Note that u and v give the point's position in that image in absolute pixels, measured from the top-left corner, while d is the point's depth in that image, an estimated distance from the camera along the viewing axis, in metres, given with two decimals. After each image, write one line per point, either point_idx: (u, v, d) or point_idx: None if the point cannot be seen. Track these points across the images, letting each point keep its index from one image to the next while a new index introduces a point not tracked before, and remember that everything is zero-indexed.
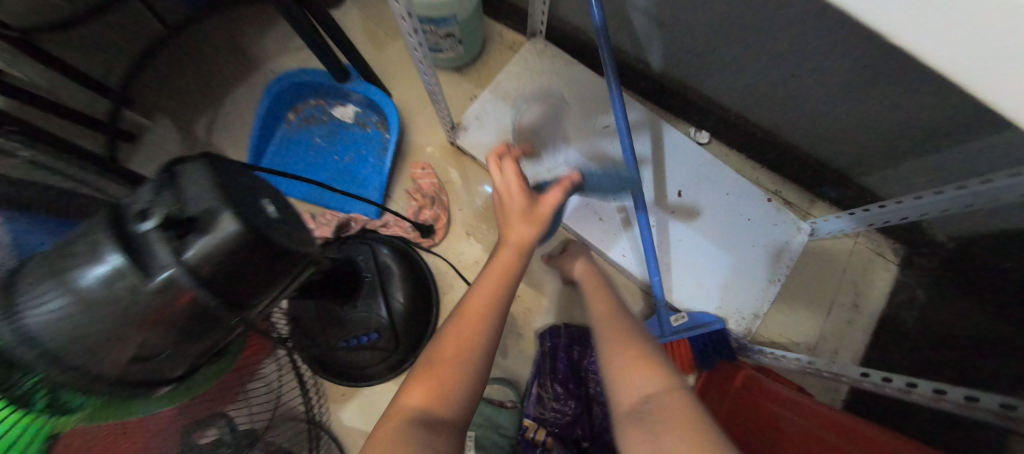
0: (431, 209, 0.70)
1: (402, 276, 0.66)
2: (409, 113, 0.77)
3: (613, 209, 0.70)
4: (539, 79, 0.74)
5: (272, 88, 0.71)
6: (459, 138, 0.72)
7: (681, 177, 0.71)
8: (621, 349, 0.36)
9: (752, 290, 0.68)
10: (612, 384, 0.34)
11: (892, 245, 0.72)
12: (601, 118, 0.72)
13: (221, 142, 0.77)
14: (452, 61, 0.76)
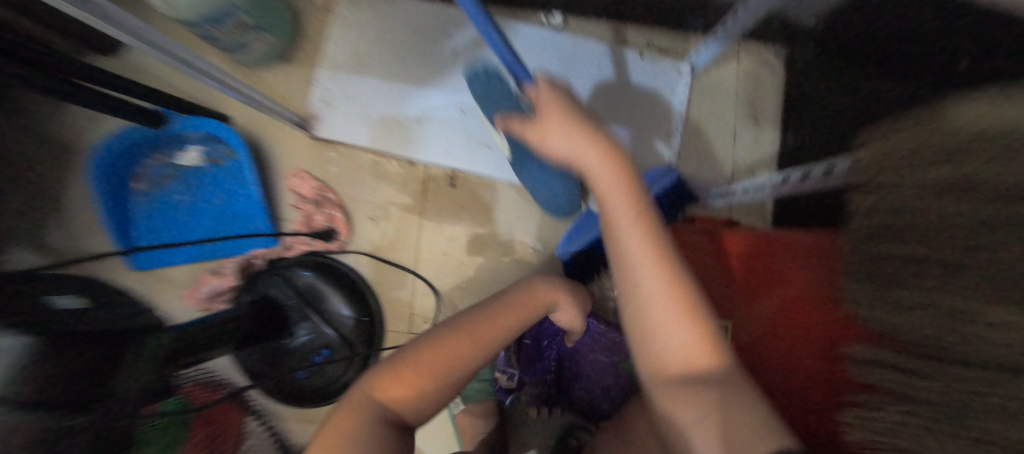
0: (320, 213, 0.67)
1: (327, 286, 0.65)
2: (259, 126, 0.70)
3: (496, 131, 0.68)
4: (371, 35, 0.68)
5: (93, 166, 0.63)
6: (316, 129, 0.68)
7: (548, 69, 0.69)
8: (683, 319, 0.30)
9: (651, 150, 0.69)
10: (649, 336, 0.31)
11: (774, 48, 0.70)
12: (446, 44, 0.67)
13: (82, 242, 0.69)
14: (269, 50, 0.67)
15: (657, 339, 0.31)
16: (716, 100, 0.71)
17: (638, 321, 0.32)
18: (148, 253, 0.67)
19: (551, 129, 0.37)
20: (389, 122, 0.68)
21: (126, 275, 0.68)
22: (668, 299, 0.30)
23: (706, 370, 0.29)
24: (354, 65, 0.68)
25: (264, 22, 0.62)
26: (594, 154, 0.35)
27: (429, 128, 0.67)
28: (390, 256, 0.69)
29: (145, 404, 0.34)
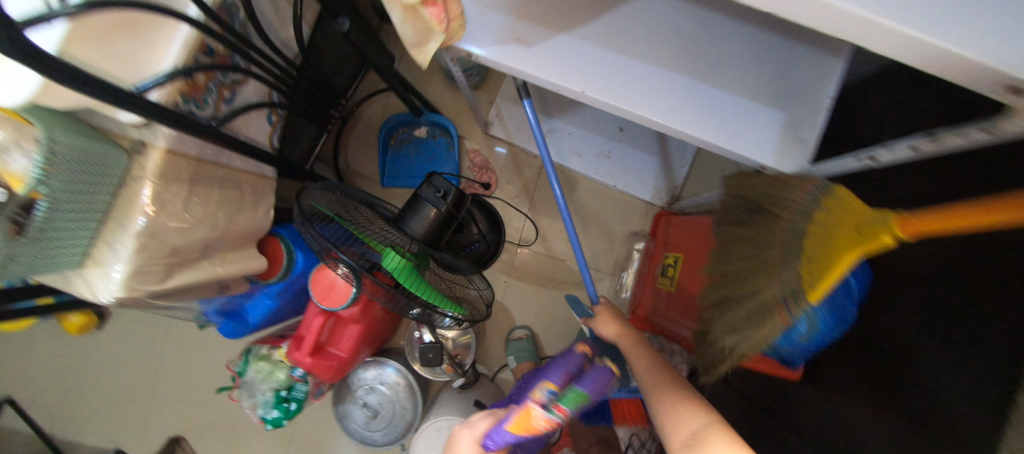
0: (487, 174, 1.24)
1: (484, 213, 1.18)
2: (457, 121, 1.26)
3: (588, 149, 1.21)
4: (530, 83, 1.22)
5: (381, 130, 1.18)
6: (490, 129, 1.23)
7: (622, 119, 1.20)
8: (676, 407, 0.67)
9: (670, 174, 1.19)
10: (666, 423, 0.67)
11: None
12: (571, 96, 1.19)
13: (350, 166, 1.24)
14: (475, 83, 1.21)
15: (673, 428, 0.65)
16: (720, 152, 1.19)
17: (659, 413, 0.69)
18: (390, 179, 1.23)
19: (604, 325, 0.93)
20: (535, 132, 1.21)
21: (375, 190, 1.25)
22: (673, 406, 0.67)
23: (688, 427, 0.63)
24: (518, 98, 1.22)
25: (481, 74, 1.16)
26: (627, 342, 0.86)
27: (552, 141, 1.22)
28: (517, 205, 1.26)
29: (446, 234, 0.93)
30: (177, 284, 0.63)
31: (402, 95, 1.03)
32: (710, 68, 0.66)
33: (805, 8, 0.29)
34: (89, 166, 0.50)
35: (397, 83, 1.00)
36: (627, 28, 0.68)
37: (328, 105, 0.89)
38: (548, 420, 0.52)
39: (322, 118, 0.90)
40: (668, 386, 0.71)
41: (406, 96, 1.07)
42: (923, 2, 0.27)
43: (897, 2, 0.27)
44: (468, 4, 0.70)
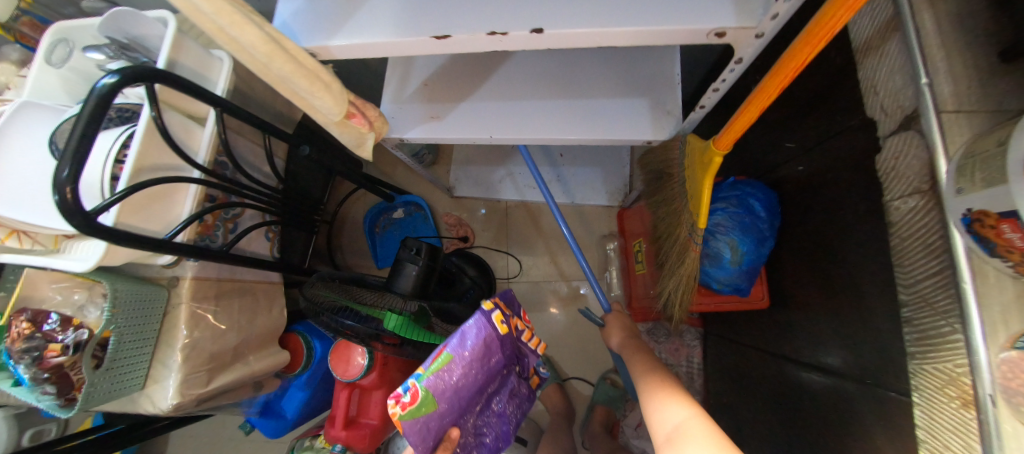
0: (463, 229, 1.38)
1: (468, 261, 1.30)
2: (425, 194, 1.45)
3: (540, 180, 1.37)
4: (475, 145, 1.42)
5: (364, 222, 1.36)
6: (454, 192, 1.41)
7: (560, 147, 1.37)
8: (665, 402, 0.70)
9: (617, 177, 1.32)
10: (654, 416, 0.70)
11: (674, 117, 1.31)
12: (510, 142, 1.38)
13: (348, 260, 1.42)
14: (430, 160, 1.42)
15: (663, 419, 0.68)
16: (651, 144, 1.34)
17: (648, 407, 0.73)
18: (383, 260, 1.38)
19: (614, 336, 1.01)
20: (491, 181, 1.39)
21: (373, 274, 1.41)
22: (663, 401, 0.70)
23: (670, 418, 0.66)
24: (469, 159, 1.42)
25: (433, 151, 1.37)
26: (632, 349, 0.92)
27: (507, 184, 1.38)
28: (496, 246, 1.39)
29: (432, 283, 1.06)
30: (218, 385, 0.77)
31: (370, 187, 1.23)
32: (580, 88, 0.88)
33: (552, 38, 0.54)
34: (143, 304, 0.68)
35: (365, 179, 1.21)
36: (510, 82, 0.90)
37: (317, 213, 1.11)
38: (400, 404, 0.64)
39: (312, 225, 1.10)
40: (666, 388, 0.73)
41: (375, 187, 1.28)
42: (592, 13, 0.51)
43: (583, 18, 0.51)
44: (390, 105, 0.93)
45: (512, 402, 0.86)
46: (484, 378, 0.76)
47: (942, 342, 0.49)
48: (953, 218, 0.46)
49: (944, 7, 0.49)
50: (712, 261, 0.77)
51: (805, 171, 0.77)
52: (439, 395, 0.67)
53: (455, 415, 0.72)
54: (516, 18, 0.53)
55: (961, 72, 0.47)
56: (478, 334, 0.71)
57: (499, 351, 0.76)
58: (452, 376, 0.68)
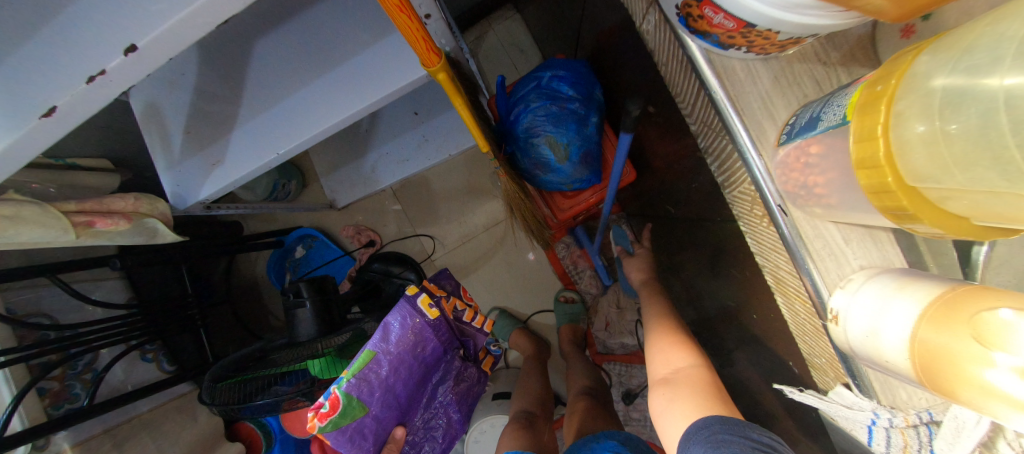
0: (364, 235, 1.29)
1: (383, 263, 1.25)
2: (315, 220, 1.34)
3: (409, 149, 1.22)
4: (328, 146, 1.27)
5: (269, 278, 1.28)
6: (338, 204, 1.29)
7: (409, 104, 1.19)
8: (673, 346, 0.67)
9: None
10: (656, 357, 0.68)
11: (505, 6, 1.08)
12: (359, 126, 1.22)
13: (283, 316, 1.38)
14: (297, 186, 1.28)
15: (660, 366, 0.66)
16: (497, 46, 1.08)
17: (653, 350, 0.70)
18: None
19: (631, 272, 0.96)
20: (364, 175, 1.26)
21: None
22: (667, 347, 0.68)
23: (673, 363, 0.64)
24: (332, 164, 1.27)
25: (291, 178, 1.24)
26: (648, 293, 0.87)
27: (380, 169, 1.25)
28: (407, 234, 1.31)
29: (337, 310, 1.04)
30: None
31: (241, 248, 1.14)
32: (335, 51, 0.74)
33: (163, 44, 0.43)
34: None
35: (234, 244, 1.12)
36: (265, 86, 0.77)
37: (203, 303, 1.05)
38: (317, 416, 0.59)
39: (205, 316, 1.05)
40: (671, 337, 0.71)
41: (252, 244, 1.18)
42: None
43: (167, 7, 0.41)
44: (166, 173, 0.81)
45: (457, 388, 0.84)
46: (421, 371, 0.73)
47: (732, 162, 0.42)
48: (675, 23, 0.37)
49: None
50: (544, 169, 0.67)
51: (600, 18, 0.63)
52: (365, 399, 0.64)
53: (395, 416, 0.71)
54: (108, 41, 0.42)
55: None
56: (401, 329, 0.67)
57: (433, 337, 0.72)
58: (380, 370, 0.65)
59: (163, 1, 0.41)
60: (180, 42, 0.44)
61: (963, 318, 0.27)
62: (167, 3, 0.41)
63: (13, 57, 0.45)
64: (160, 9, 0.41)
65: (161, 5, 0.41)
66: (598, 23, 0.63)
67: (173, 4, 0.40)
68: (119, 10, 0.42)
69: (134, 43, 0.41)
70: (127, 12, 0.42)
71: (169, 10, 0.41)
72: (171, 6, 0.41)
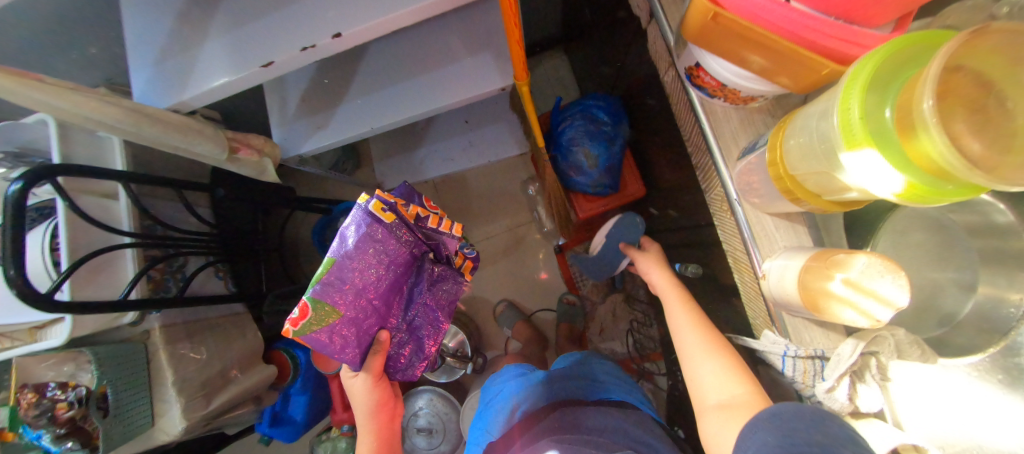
0: None
1: None
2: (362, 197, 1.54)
3: (456, 151, 1.45)
4: (388, 136, 1.50)
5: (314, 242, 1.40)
6: (386, 186, 1.50)
7: (463, 114, 1.44)
8: (718, 359, 0.59)
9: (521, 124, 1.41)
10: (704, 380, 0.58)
11: (556, 51, 1.36)
12: (418, 125, 1.46)
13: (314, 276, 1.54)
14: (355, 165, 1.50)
15: (706, 386, 0.58)
16: (545, 80, 1.35)
17: (704, 373, 0.59)
18: None
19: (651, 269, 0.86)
20: (414, 166, 1.48)
21: None
22: (718, 370, 0.57)
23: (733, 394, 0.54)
24: (388, 152, 1.50)
25: (352, 158, 1.46)
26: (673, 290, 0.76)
27: (428, 163, 1.47)
28: None
29: None
30: (217, 403, 0.91)
31: (302, 206, 1.33)
32: (429, 59, 0.97)
33: (353, 35, 0.64)
34: (127, 357, 0.80)
35: (296, 202, 1.32)
36: (372, 77, 0.99)
37: (260, 245, 1.22)
38: (292, 319, 0.66)
39: (259, 256, 1.22)
40: (707, 343, 0.62)
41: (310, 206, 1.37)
42: (369, 10, 0.62)
43: (366, 13, 0.62)
44: (277, 128, 1.02)
45: (435, 291, 0.85)
46: (391, 273, 0.75)
47: (710, 172, 0.63)
48: (683, 78, 0.59)
49: None
50: (577, 172, 0.89)
51: (633, 70, 0.87)
52: (336, 300, 0.69)
53: (377, 319, 0.76)
54: (319, 28, 0.64)
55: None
56: (360, 234, 0.69)
57: (394, 243, 0.73)
58: (340, 274, 0.69)
59: (363, 9, 0.63)
60: (362, 35, 0.65)
61: (826, 259, 0.47)
62: (368, 12, 0.62)
63: (247, 33, 0.68)
64: (360, 14, 0.63)
65: (361, 12, 0.63)
66: (632, 73, 0.87)
67: (370, 13, 0.62)
68: (330, 10, 0.64)
69: (339, 31, 0.63)
70: (336, 12, 0.64)
71: (366, 16, 0.62)
72: (369, 14, 0.62)
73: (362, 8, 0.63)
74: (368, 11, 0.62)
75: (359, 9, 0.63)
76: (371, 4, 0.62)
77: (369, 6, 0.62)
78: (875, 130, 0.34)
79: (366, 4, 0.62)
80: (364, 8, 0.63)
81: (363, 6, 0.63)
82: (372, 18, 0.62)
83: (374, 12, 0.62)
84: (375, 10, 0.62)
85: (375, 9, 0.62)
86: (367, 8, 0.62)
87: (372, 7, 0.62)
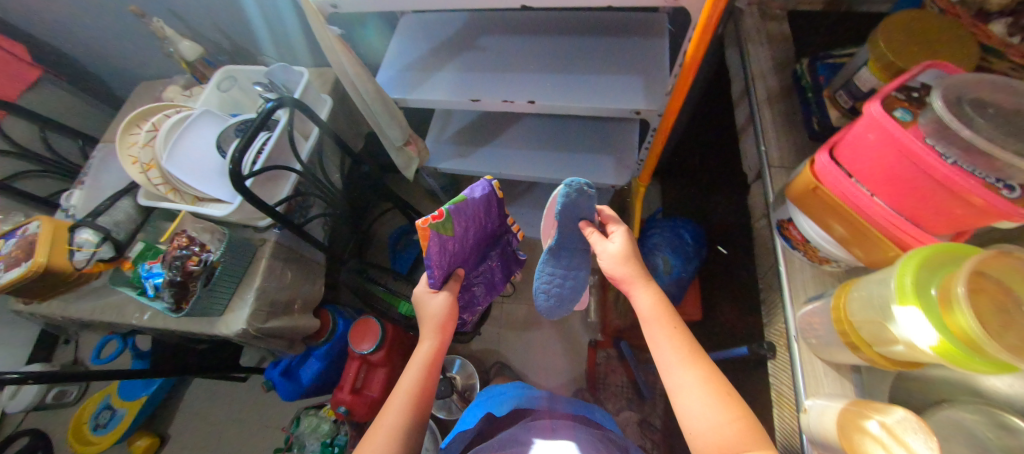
0: None
1: None
2: None
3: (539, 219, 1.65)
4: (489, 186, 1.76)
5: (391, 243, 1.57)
6: None
7: None
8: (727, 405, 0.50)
9: None
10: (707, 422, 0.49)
11: None
12: (518, 187, 1.71)
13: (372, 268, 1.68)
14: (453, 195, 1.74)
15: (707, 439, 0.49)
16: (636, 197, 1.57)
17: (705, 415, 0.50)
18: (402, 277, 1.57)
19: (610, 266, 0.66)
20: None
21: None
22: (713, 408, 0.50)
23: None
24: None
25: (454, 189, 1.70)
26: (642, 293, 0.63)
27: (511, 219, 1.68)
28: None
29: None
30: (270, 325, 1.00)
31: (402, 207, 1.55)
32: (565, 143, 1.19)
33: (543, 107, 0.82)
34: (239, 252, 0.94)
35: (399, 203, 1.54)
36: (520, 137, 1.19)
37: (354, 220, 1.41)
38: (431, 218, 0.68)
39: (350, 228, 1.40)
40: (711, 383, 0.52)
41: (406, 210, 1.59)
42: (563, 97, 0.81)
43: (561, 99, 0.81)
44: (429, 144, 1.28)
45: (492, 265, 1.02)
46: (480, 237, 0.87)
47: (776, 311, 0.74)
48: (773, 226, 0.75)
49: (778, 108, 0.81)
50: (652, 272, 1.02)
51: (722, 213, 1.04)
52: (456, 223, 0.73)
53: (460, 259, 0.84)
54: (521, 90, 0.83)
55: (784, 142, 0.77)
56: (483, 193, 0.78)
57: (490, 216, 0.85)
58: (466, 211, 0.75)
59: (554, 96, 0.81)
60: (547, 109, 0.82)
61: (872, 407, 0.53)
62: (561, 99, 0.81)
63: (476, 75, 0.87)
64: (553, 99, 0.81)
65: (555, 98, 0.81)
66: (721, 216, 1.04)
67: (563, 100, 0.80)
68: (538, 85, 0.83)
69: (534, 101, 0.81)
70: (540, 87, 0.83)
71: (560, 103, 0.80)
72: (562, 101, 0.80)
73: (554, 95, 0.81)
74: (560, 100, 0.81)
75: (552, 94, 0.81)
76: (564, 96, 0.81)
77: (564, 98, 0.81)
78: (921, 295, 0.46)
79: (563, 92, 0.81)
80: (558, 96, 0.81)
81: (557, 94, 0.81)
82: (562, 105, 0.80)
83: (563, 101, 0.80)
84: (566, 99, 0.80)
85: (565, 97, 0.81)
86: (561, 96, 0.81)
87: (565, 98, 0.81)
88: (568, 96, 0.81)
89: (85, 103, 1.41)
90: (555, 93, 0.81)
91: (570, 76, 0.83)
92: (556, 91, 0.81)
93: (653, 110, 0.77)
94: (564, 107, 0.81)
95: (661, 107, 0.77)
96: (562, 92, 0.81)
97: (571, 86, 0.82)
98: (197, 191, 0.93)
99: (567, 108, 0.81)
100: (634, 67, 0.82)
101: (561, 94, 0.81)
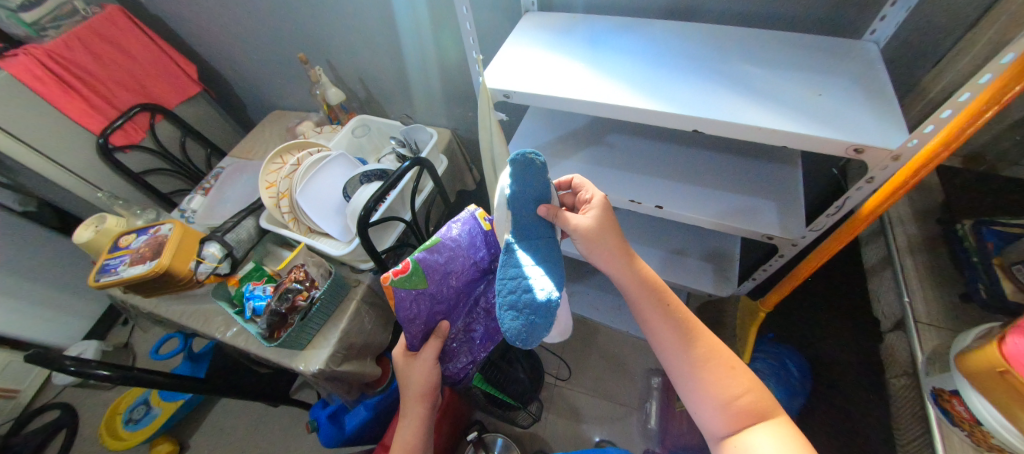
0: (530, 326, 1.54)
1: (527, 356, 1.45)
2: None
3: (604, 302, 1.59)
4: None
5: None
6: None
7: None
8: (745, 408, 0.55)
9: None
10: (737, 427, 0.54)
11: None
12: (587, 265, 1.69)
13: None
14: None
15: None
16: None
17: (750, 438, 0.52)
18: None
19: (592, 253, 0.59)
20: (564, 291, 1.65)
21: None
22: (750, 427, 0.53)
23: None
24: None
25: None
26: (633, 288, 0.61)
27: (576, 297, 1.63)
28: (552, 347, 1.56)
29: None
30: (342, 369, 0.98)
31: None
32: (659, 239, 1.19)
33: (667, 213, 0.83)
34: (337, 291, 0.96)
35: None
36: None
37: None
38: (394, 271, 0.59)
39: None
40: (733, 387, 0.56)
41: None
42: (692, 207, 0.81)
43: (690, 208, 0.81)
44: None
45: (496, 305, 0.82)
46: (468, 280, 0.71)
47: None
48: (925, 392, 0.68)
49: (922, 262, 0.77)
50: None
51: None
52: (431, 276, 0.62)
53: (445, 308, 0.70)
54: (647, 192, 0.85)
55: (933, 300, 0.73)
56: (461, 231, 0.66)
57: (481, 253, 0.70)
58: (441, 255, 0.63)
59: (681, 204, 0.82)
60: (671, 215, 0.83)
61: None
62: (689, 207, 0.81)
63: (603, 170, 0.90)
64: (680, 207, 0.82)
65: (682, 206, 0.82)
66: None
67: (690, 210, 0.81)
68: (665, 190, 0.85)
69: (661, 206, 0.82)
70: (666, 192, 0.84)
71: (687, 212, 0.81)
72: (690, 211, 0.81)
73: (681, 203, 0.82)
74: (687, 209, 0.81)
75: (679, 202, 0.82)
76: (692, 206, 0.82)
77: (691, 207, 0.81)
78: None
79: (690, 202, 0.82)
80: (685, 205, 0.82)
81: (684, 203, 0.82)
82: (690, 216, 0.81)
83: (691, 210, 0.81)
84: (693, 209, 0.81)
85: (692, 207, 0.81)
86: (688, 205, 0.82)
87: (693, 208, 0.81)
88: (696, 206, 0.82)
89: (223, 119, 1.59)
90: (682, 202, 0.82)
91: (699, 188, 0.84)
92: (684, 200, 0.82)
93: (788, 238, 0.75)
94: (690, 216, 0.81)
95: (798, 238, 0.75)
96: (689, 201, 0.82)
97: (701, 198, 0.83)
98: (316, 225, 0.97)
99: (694, 218, 0.81)
100: (766, 191, 0.82)
101: (688, 203, 0.82)
